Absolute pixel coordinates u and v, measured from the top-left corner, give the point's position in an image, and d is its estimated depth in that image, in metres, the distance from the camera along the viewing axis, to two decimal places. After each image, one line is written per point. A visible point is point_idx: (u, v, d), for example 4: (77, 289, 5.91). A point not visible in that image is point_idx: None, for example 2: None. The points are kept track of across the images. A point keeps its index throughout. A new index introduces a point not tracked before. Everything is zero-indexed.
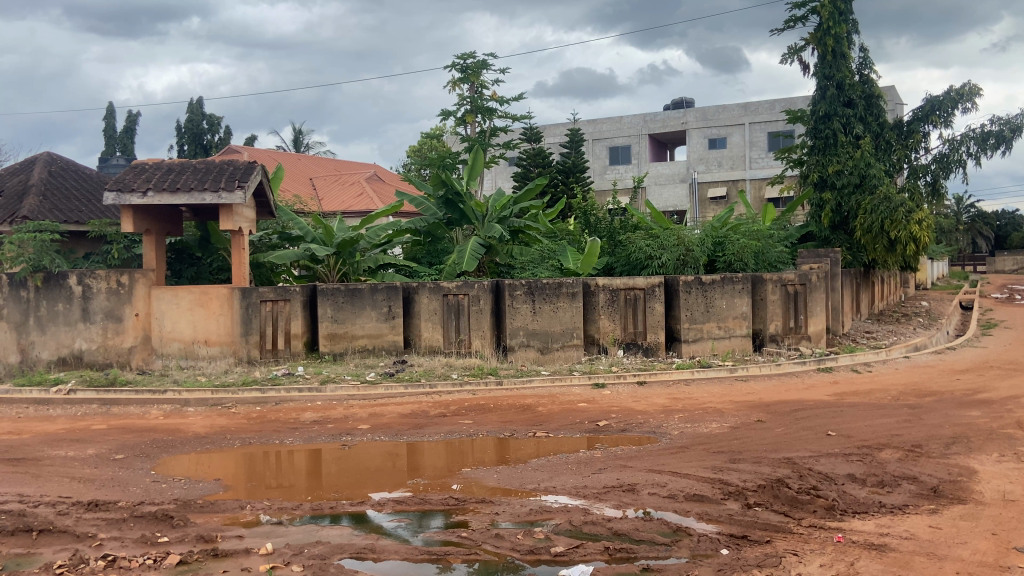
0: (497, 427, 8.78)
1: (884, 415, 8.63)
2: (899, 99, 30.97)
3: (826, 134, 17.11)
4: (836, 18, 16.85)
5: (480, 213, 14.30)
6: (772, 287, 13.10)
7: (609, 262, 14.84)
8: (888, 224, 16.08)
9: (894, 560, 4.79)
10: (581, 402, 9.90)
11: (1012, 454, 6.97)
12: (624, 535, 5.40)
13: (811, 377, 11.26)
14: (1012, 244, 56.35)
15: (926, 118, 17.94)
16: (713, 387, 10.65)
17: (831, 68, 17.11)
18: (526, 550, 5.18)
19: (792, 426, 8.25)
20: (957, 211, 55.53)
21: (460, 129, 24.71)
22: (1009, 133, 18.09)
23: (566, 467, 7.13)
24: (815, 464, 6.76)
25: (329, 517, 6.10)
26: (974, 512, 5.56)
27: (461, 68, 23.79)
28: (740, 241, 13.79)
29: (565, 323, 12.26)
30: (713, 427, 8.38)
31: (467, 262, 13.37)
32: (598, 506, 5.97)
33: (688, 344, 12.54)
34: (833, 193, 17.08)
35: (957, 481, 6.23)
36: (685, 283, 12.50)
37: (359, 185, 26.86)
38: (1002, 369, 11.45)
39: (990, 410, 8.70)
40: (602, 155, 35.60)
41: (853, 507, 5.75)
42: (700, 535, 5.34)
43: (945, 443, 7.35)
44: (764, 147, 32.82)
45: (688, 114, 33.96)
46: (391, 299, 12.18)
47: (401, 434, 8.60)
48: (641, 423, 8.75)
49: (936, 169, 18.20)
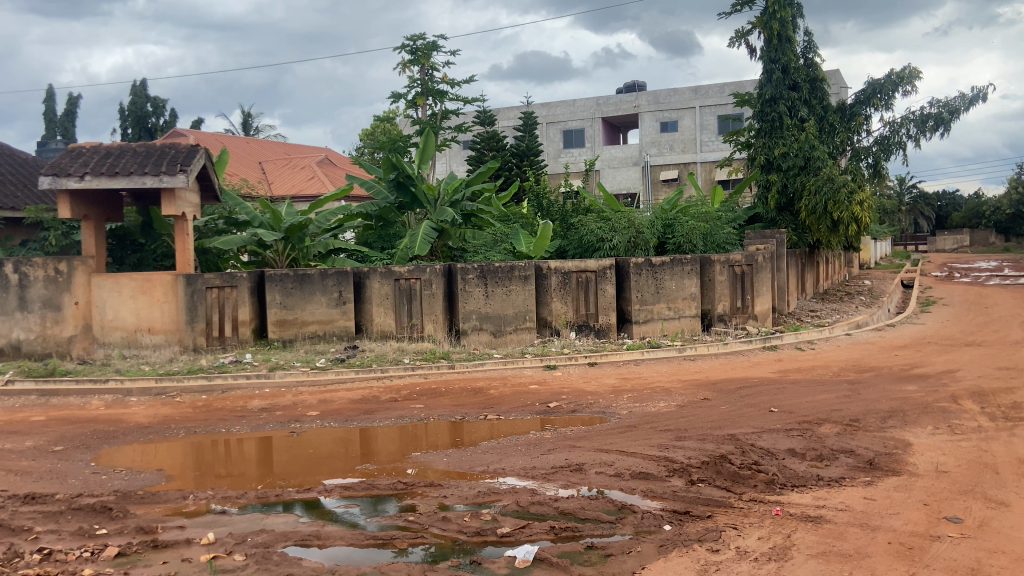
0: (447, 411, 8.78)
1: (825, 390, 8.88)
2: (844, 82, 31.63)
3: (772, 117, 17.39)
4: (782, 2, 17.09)
5: (432, 197, 14.18)
6: (720, 267, 13.29)
7: (561, 245, 14.86)
8: (831, 205, 16.43)
9: (829, 531, 4.92)
10: (532, 384, 9.96)
11: (945, 427, 7.22)
12: (570, 514, 5.45)
13: (756, 356, 11.51)
14: (950, 223, 58.35)
15: (867, 101, 18.31)
16: (662, 367, 10.82)
17: (776, 52, 17.34)
18: (473, 532, 5.20)
19: (737, 403, 8.42)
20: (900, 192, 57.28)
21: (411, 111, 24.50)
22: (947, 116, 18.58)
23: (516, 449, 7.16)
24: (757, 440, 6.91)
25: (281, 504, 6.03)
26: (906, 483, 5.73)
27: (411, 50, 23.56)
28: (688, 223, 14.00)
29: (517, 306, 12.27)
30: (661, 406, 8.51)
31: (419, 246, 13.25)
32: (547, 487, 6.02)
33: (639, 325, 12.71)
34: (779, 174, 17.38)
35: (893, 454, 6.44)
36: (636, 265, 12.64)
37: (309, 169, 26.47)
38: (937, 344, 11.87)
39: (925, 384, 9.01)
40: (555, 138, 35.63)
41: (792, 481, 5.90)
42: (645, 512, 5.42)
43: (882, 417, 7.58)
44: (714, 130, 33.20)
45: (640, 97, 34.20)
46: (341, 284, 12.04)
47: (351, 419, 8.55)
48: (591, 403, 8.84)
49: (877, 151, 18.59)
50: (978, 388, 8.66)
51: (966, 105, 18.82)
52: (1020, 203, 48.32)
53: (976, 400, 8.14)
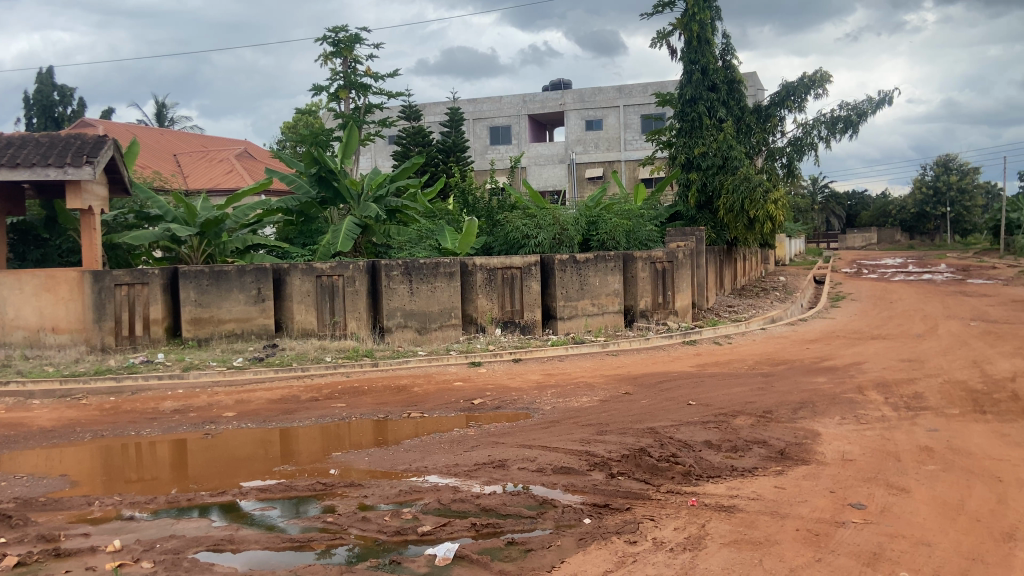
0: (370, 409, 8.65)
1: (740, 383, 9.17)
2: (760, 85, 32.67)
3: (692, 117, 17.81)
4: (701, 4, 17.48)
5: (355, 191, 13.90)
6: (642, 264, 13.55)
7: (487, 241, 14.83)
8: (747, 204, 16.99)
9: (741, 520, 5.07)
10: (456, 381, 9.93)
11: (851, 417, 7.55)
12: (491, 511, 5.45)
13: (676, 350, 11.79)
14: (859, 222, 61.21)
15: (782, 103, 18.96)
16: (585, 362, 10.94)
17: (696, 53, 17.75)
18: (393, 531, 5.13)
19: (657, 397, 8.61)
20: (813, 191, 59.71)
21: (334, 104, 24.04)
22: (855, 118, 19.38)
23: (439, 447, 7.11)
24: (675, 433, 7.06)
25: (197, 508, 5.81)
26: (815, 471, 5.96)
27: (333, 42, 23.11)
28: (612, 220, 14.21)
29: (442, 303, 12.17)
30: (584, 401, 8.63)
31: (342, 243, 12.98)
32: (468, 484, 5.99)
33: (564, 321, 12.83)
34: (698, 173, 17.83)
35: (803, 444, 6.69)
36: (561, 261, 12.74)
37: (228, 162, 25.68)
38: (845, 338, 12.41)
39: (833, 376, 9.42)
40: (482, 135, 35.60)
41: (707, 472, 6.05)
42: (565, 506, 5.47)
43: (793, 408, 7.88)
44: (637, 129, 33.86)
45: (566, 95, 34.51)
46: (260, 281, 11.73)
47: (269, 420, 8.33)
48: (515, 400, 8.86)
49: (790, 151, 19.28)
50: (882, 380, 9.09)
51: (872, 109, 19.68)
52: (922, 203, 50.88)
53: (880, 391, 8.54)
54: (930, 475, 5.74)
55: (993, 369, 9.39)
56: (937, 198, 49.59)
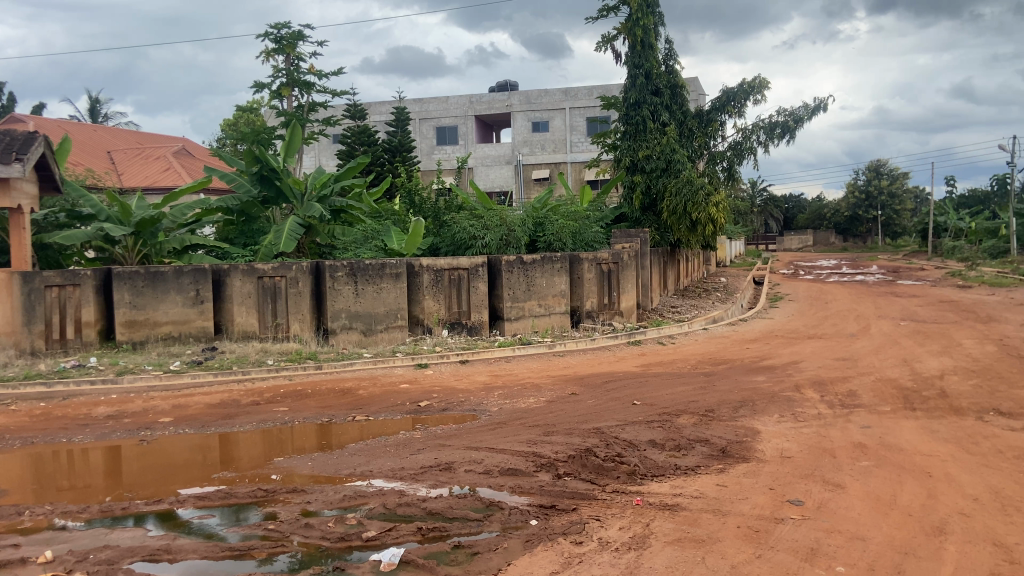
0: (314, 413, 8.50)
1: (683, 382, 9.33)
2: (702, 89, 33.34)
3: (637, 120, 18.05)
4: (644, 10, 17.71)
5: (299, 191, 13.67)
6: (588, 265, 13.67)
7: (433, 242, 14.75)
8: (690, 206, 17.32)
9: (684, 518, 5.15)
10: (402, 383, 9.83)
11: (789, 415, 7.75)
12: (437, 514, 5.41)
13: (621, 350, 11.93)
14: (797, 224, 63.02)
15: (723, 108, 19.32)
16: (532, 363, 10.97)
17: (639, 58, 17.99)
18: (337, 537, 5.05)
19: (602, 397, 8.69)
20: (753, 194, 61.18)
21: (276, 102, 23.61)
22: (792, 124, 19.90)
23: (384, 450, 7.03)
24: (620, 432, 7.14)
25: (132, 517, 5.62)
26: (755, 469, 6.09)
27: (275, 38, 22.69)
28: (558, 222, 14.29)
29: (388, 304, 12.05)
30: (530, 402, 8.65)
31: (285, 244, 12.73)
32: (414, 487, 5.94)
33: (511, 322, 12.85)
34: (642, 176, 18.08)
35: (743, 442, 6.84)
36: (508, 263, 12.76)
37: (166, 160, 24.97)
38: (784, 337, 12.75)
39: (772, 374, 9.67)
40: (428, 135, 35.43)
41: (651, 471, 6.13)
42: (512, 508, 5.47)
43: (734, 407, 8.05)
44: (583, 131, 34.17)
45: (512, 97, 34.58)
46: (198, 283, 11.42)
47: (209, 425, 8.11)
48: (461, 401, 8.82)
49: (731, 155, 19.69)
50: (818, 378, 9.37)
51: (809, 114, 20.24)
52: (855, 207, 52.24)
53: (816, 389, 8.80)
54: (864, 471, 5.93)
55: (923, 367, 9.77)
56: (869, 202, 51.36)
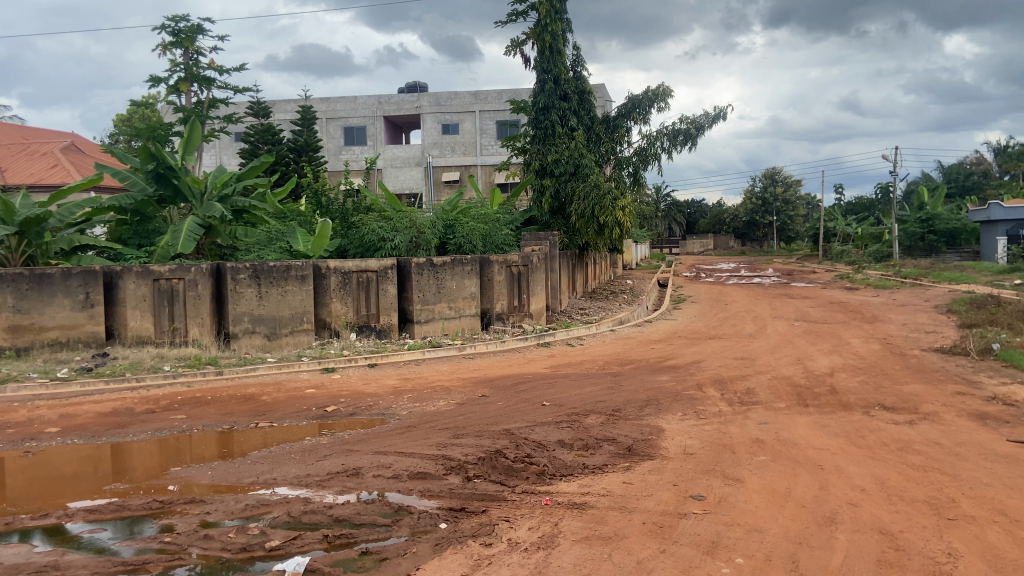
0: (214, 421, 8.18)
1: (592, 383, 9.50)
2: (609, 96, 34.10)
3: (545, 125, 18.28)
4: (552, 16, 17.94)
5: (198, 190, 13.14)
6: (498, 268, 13.72)
7: (341, 245, 14.48)
8: (598, 210, 17.48)
9: (592, 516, 5.23)
10: (308, 388, 9.57)
11: (692, 412, 8.01)
12: (344, 521, 5.30)
13: (531, 352, 12.04)
14: (698, 229, 65.32)
15: (628, 115, 19.76)
16: (442, 366, 10.91)
17: (548, 63, 18.20)
18: (238, 548, 4.86)
19: (512, 399, 8.74)
20: (657, 199, 62.99)
21: (173, 97, 22.63)
22: (694, 131, 20.53)
23: (289, 457, 6.83)
24: (529, 433, 7.19)
25: (15, 533, 5.25)
26: (659, 466, 6.26)
27: (173, 31, 21.75)
28: (469, 224, 14.28)
29: (293, 307, 11.72)
30: (441, 405, 8.60)
31: (183, 244, 12.20)
32: (320, 494, 5.80)
33: (420, 325, 12.75)
34: (551, 180, 18.32)
35: (649, 440, 7.01)
36: (417, 265, 12.65)
37: (53, 156, 23.51)
38: (687, 338, 13.19)
39: (675, 373, 9.99)
40: (336, 135, 34.77)
41: (560, 471, 6.20)
42: (421, 512, 5.42)
43: (640, 406, 8.25)
44: (493, 135, 34.37)
45: (422, 98, 34.39)
46: (89, 286, 10.79)
47: (100, 435, 7.66)
48: (370, 406, 8.68)
49: (636, 161, 20.17)
50: (719, 377, 9.73)
51: (709, 123, 20.95)
52: (753, 212, 54.86)
53: (717, 387, 9.14)
54: (762, 465, 6.19)
55: (814, 365, 10.30)
56: (766, 208, 53.78)
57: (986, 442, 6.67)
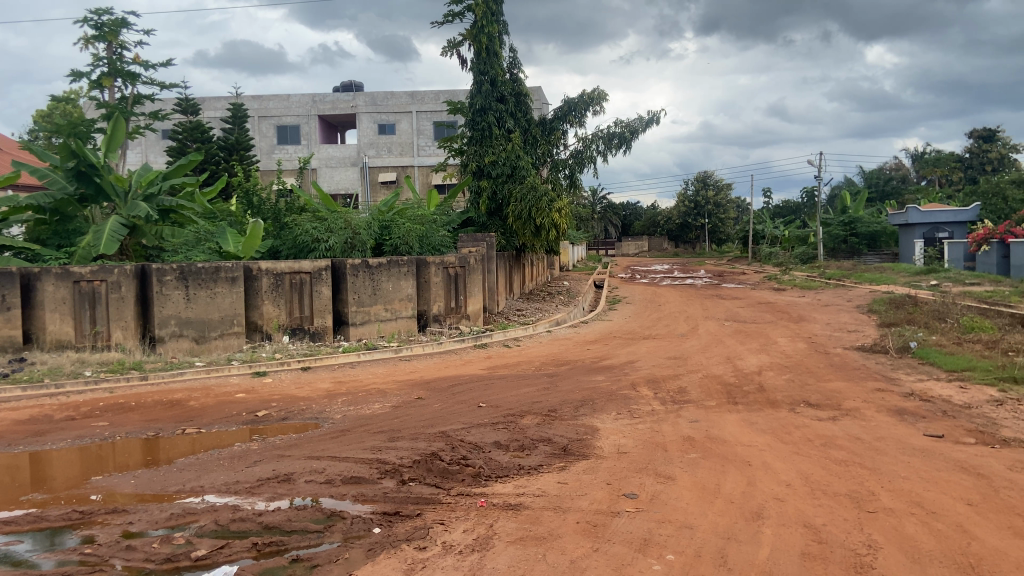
0: (139, 427, 7.88)
1: (528, 384, 9.53)
2: (545, 99, 34.36)
3: (482, 126, 18.29)
4: (489, 17, 17.94)
5: (121, 189, 12.66)
6: (435, 269, 13.66)
7: (273, 246, 14.17)
8: (535, 212, 17.63)
9: (527, 517, 5.25)
10: (238, 393, 9.31)
11: (627, 412, 8.13)
12: (275, 528, 5.17)
13: (468, 354, 12.01)
14: (634, 231, 66.40)
15: (564, 118, 19.93)
16: (377, 369, 10.78)
17: (484, 65, 18.21)
18: (162, 558, 4.69)
19: (448, 401, 8.70)
20: (594, 201, 63.75)
21: (96, 92, 21.77)
22: (628, 135, 20.85)
23: (217, 464, 6.64)
24: (465, 435, 7.17)
25: None
26: (594, 465, 6.32)
27: (95, 24, 20.92)
28: (405, 225, 14.15)
29: (223, 310, 11.39)
30: (376, 408, 8.50)
31: (106, 245, 11.74)
32: (249, 502, 5.65)
33: (355, 327, 12.58)
34: (489, 181, 18.33)
35: (584, 439, 7.07)
36: (352, 266, 12.46)
37: None
38: (621, 338, 13.37)
39: (610, 374, 10.12)
40: (268, 133, 34.03)
41: (496, 472, 6.20)
42: (354, 517, 5.33)
43: (576, 406, 8.32)
44: (430, 136, 34.23)
45: (357, 98, 33.96)
46: (4, 288, 10.27)
47: (15, 444, 7.29)
48: (302, 410, 8.50)
49: (573, 164, 20.37)
50: (652, 376, 9.90)
51: (643, 127, 21.31)
52: (686, 215, 56.04)
53: (651, 387, 9.29)
54: (693, 463, 6.31)
55: (743, 364, 10.57)
56: (698, 211, 55.04)
57: (903, 437, 6.97)
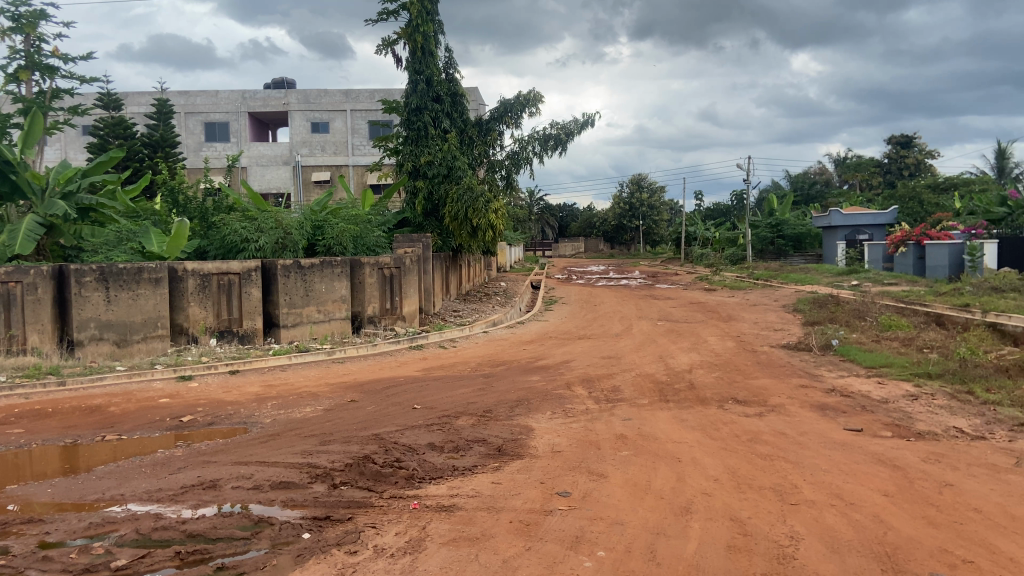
0: (55, 435, 7.53)
1: (463, 385, 9.50)
2: (481, 100, 34.36)
3: (418, 126, 18.16)
4: (424, 17, 17.80)
5: (38, 186, 12.09)
6: (369, 270, 13.50)
7: (200, 246, 13.76)
8: (471, 212, 17.61)
9: (460, 518, 5.22)
10: (161, 398, 9.00)
11: (561, 411, 8.18)
12: (199, 536, 5.01)
13: (403, 355, 11.90)
14: (570, 232, 67.04)
15: (501, 119, 19.96)
16: (309, 371, 10.58)
17: (420, 64, 18.10)
18: (79, 570, 4.48)
19: (382, 403, 8.59)
20: (530, 203, 64.07)
21: (11, 86, 20.77)
22: (564, 137, 21.02)
23: (140, 471, 6.40)
24: (399, 437, 7.09)
25: None
26: (528, 465, 6.33)
27: (11, 15, 19.96)
28: (339, 225, 13.92)
29: (146, 312, 11.00)
30: (307, 411, 8.33)
31: (21, 245, 11.21)
32: (173, 509, 5.45)
33: (287, 330, 12.32)
34: (424, 181, 18.20)
35: (518, 439, 7.09)
36: (283, 267, 12.18)
37: None
38: (557, 338, 13.46)
39: (545, 373, 10.17)
40: (196, 130, 33.07)
41: (430, 474, 6.15)
42: (282, 523, 5.21)
43: (511, 406, 8.33)
44: (365, 135, 33.86)
45: (289, 95, 33.23)
46: None
47: None
48: (230, 414, 8.27)
49: (509, 164, 20.41)
50: (587, 376, 9.99)
51: (578, 129, 21.51)
52: (621, 216, 56.82)
53: (584, 386, 9.38)
54: (625, 460, 6.40)
55: (675, 363, 10.78)
56: (632, 212, 55.92)
57: (825, 431, 7.21)
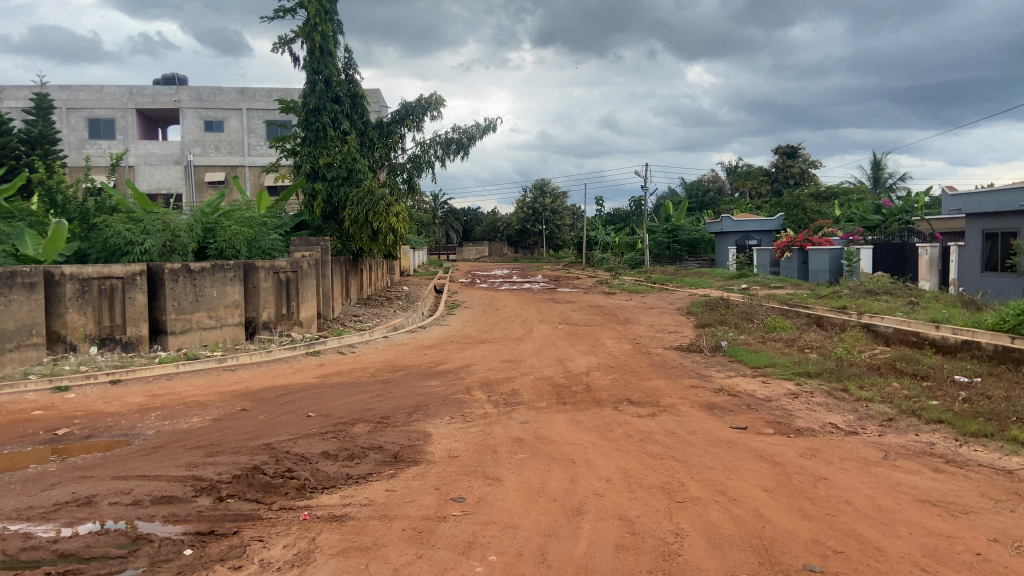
0: None
1: (361, 391, 9.34)
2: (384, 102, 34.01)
3: (317, 127, 17.79)
4: (322, 16, 17.39)
5: None
6: (264, 274, 13.08)
7: (80, 248, 13.02)
8: (372, 215, 17.38)
9: (351, 527, 5.12)
10: (34, 410, 8.41)
11: (459, 416, 8.16)
12: (71, 556, 4.70)
13: (298, 361, 11.60)
14: (475, 236, 67.10)
15: (402, 121, 19.80)
16: (199, 380, 10.16)
17: (318, 64, 17.74)
18: None
19: (275, 411, 8.33)
20: (435, 206, 63.74)
21: None
22: (466, 141, 21.06)
23: (7, 489, 5.95)
24: (291, 447, 6.89)
25: None
26: (423, 471, 6.28)
27: None
28: (231, 228, 13.43)
29: (20, 319, 10.17)
30: (195, 421, 7.98)
31: None
32: (42, 529, 5.10)
33: (175, 336, 11.77)
34: (323, 183, 17.82)
35: (414, 445, 7.02)
36: (171, 271, 11.65)
37: None
38: (457, 342, 13.43)
39: (445, 378, 10.13)
40: (78, 127, 31.24)
41: (322, 484, 6.01)
42: (162, 540, 4.96)
43: (409, 412, 8.25)
44: (262, 135, 32.94)
45: (180, 92, 31.85)
46: None
47: None
48: (109, 427, 7.82)
49: (410, 168, 20.26)
50: (486, 379, 10.02)
51: (480, 133, 21.58)
52: (525, 221, 57.31)
53: (483, 390, 9.40)
54: (520, 463, 6.44)
55: (573, 365, 10.96)
56: (536, 217, 56.55)
57: (712, 430, 7.49)
